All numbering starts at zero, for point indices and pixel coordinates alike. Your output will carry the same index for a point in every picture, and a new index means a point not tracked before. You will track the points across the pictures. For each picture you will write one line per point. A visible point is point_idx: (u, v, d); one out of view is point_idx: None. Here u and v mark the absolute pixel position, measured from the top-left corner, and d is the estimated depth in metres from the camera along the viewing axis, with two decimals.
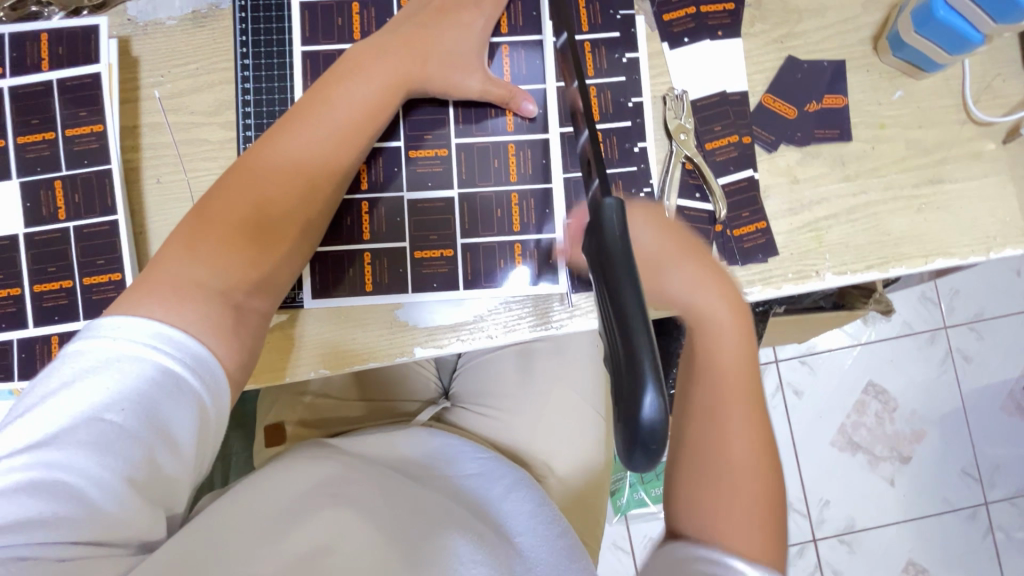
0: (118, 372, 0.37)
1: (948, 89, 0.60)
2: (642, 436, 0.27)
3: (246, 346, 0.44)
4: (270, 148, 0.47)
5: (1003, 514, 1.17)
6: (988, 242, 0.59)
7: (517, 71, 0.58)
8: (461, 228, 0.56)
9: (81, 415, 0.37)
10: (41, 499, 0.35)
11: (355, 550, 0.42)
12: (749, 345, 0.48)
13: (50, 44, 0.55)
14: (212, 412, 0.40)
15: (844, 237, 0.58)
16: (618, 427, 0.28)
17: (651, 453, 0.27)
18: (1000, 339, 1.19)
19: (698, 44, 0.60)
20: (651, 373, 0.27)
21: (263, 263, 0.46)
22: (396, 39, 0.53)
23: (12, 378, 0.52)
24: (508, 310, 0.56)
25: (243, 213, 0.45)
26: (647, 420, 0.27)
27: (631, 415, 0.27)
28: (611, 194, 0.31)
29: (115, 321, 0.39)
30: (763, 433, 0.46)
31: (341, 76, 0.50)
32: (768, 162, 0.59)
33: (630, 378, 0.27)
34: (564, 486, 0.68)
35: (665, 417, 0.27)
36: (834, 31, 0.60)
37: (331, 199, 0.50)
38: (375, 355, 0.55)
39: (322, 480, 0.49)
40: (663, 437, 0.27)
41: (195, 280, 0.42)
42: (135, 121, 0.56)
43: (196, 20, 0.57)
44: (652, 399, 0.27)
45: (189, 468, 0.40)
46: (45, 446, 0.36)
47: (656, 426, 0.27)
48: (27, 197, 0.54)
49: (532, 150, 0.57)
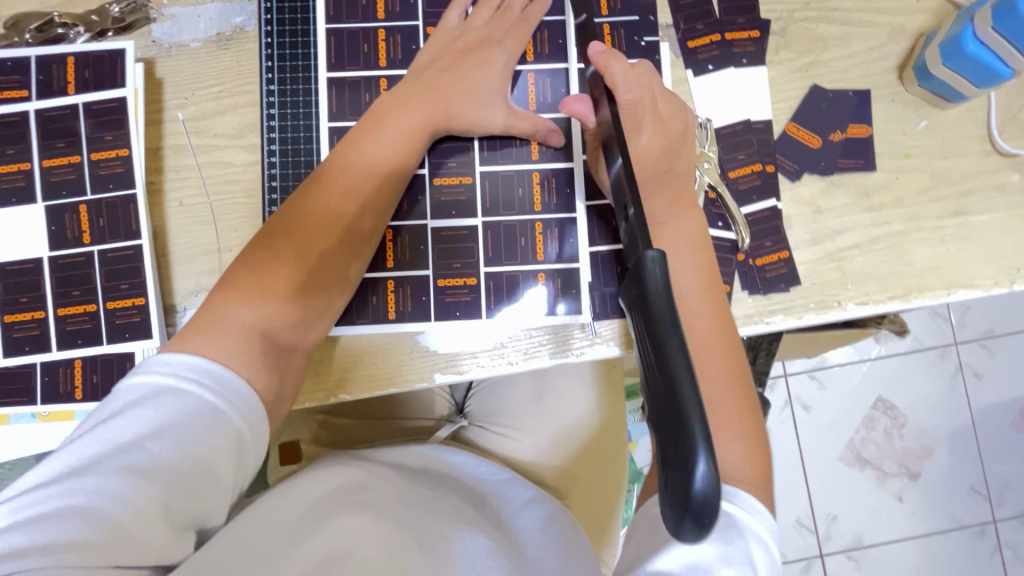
0: (164, 404, 0.38)
1: (973, 120, 0.60)
2: (693, 502, 0.29)
3: (286, 386, 0.44)
4: (310, 190, 0.49)
5: (1011, 532, 1.16)
6: (1012, 274, 0.58)
7: (542, 98, 0.58)
8: (484, 256, 0.56)
9: (123, 441, 0.37)
10: (74, 523, 0.34)
11: (372, 551, 0.45)
12: (695, 225, 0.50)
13: (76, 67, 0.55)
14: (249, 440, 0.40)
15: (866, 267, 0.58)
16: (670, 493, 0.30)
17: (703, 522, 0.29)
18: (1012, 357, 1.19)
19: (723, 71, 0.60)
20: (703, 437, 0.29)
21: (305, 305, 0.47)
22: (424, 81, 0.54)
23: (36, 401, 0.52)
24: (529, 336, 0.56)
25: (283, 252, 0.46)
26: (698, 488, 0.28)
27: (682, 479, 0.29)
28: (654, 248, 0.34)
29: (166, 355, 0.40)
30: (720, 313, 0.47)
31: (377, 118, 0.52)
32: (791, 191, 0.59)
33: (681, 443, 0.29)
34: (558, 467, 0.69)
35: (716, 486, 0.28)
36: (860, 60, 0.60)
37: (365, 232, 0.51)
38: (395, 381, 0.55)
39: (339, 488, 0.51)
40: (714, 506, 0.28)
41: (238, 321, 0.43)
42: (159, 143, 0.56)
43: (220, 42, 0.57)
44: (702, 467, 0.28)
45: (223, 497, 0.39)
46: (84, 471, 0.35)
47: (707, 493, 0.28)
48: (53, 221, 0.54)
49: (556, 179, 0.57)
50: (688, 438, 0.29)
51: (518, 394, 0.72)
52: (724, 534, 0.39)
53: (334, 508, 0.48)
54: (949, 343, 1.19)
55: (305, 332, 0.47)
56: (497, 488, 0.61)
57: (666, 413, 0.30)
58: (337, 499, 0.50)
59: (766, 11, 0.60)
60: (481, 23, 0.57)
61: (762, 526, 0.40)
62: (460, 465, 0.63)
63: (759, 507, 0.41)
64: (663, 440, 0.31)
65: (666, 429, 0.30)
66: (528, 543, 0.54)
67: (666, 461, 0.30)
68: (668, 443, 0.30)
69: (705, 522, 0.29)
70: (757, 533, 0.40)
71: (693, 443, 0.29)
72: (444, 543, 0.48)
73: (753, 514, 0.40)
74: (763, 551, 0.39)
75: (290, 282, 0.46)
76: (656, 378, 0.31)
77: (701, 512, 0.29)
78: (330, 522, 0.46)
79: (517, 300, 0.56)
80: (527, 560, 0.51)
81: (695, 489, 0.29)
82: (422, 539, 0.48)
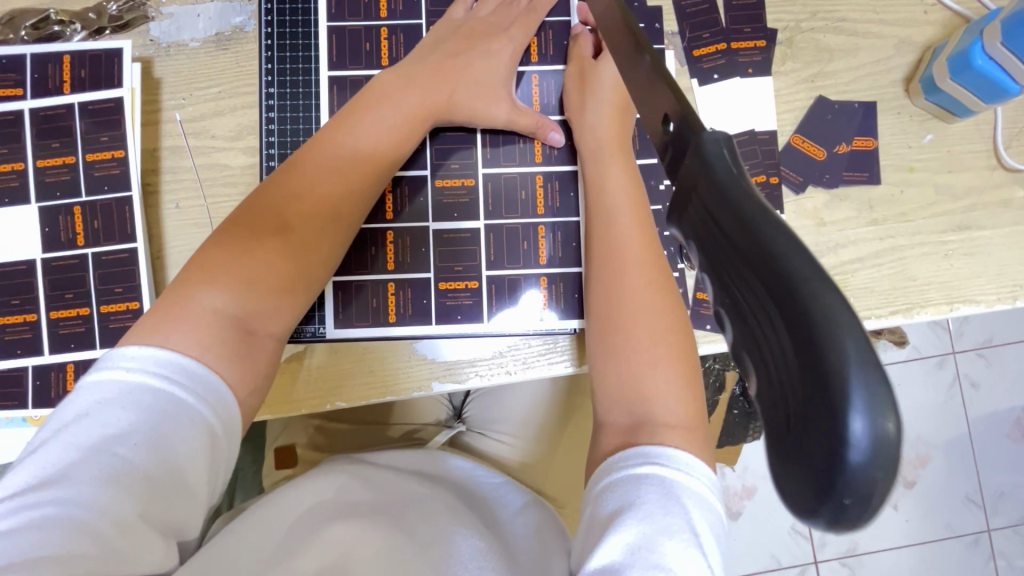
0: (131, 403, 0.37)
1: (979, 134, 0.59)
2: (848, 475, 0.14)
3: (258, 377, 0.44)
4: (288, 174, 0.48)
5: (1004, 540, 1.16)
6: (1014, 290, 0.58)
7: (546, 100, 0.58)
8: (487, 259, 0.56)
9: (89, 445, 0.36)
10: (49, 536, 0.32)
11: (368, 554, 0.45)
12: (638, 196, 0.50)
13: (72, 66, 0.54)
14: (223, 438, 0.40)
15: (869, 281, 0.58)
16: (784, 468, 0.15)
17: (865, 504, 0.15)
18: (1009, 366, 1.19)
19: (729, 80, 0.59)
20: (865, 373, 0.14)
21: (277, 286, 0.45)
22: (425, 68, 0.53)
23: (27, 406, 0.52)
24: (528, 345, 0.55)
25: (254, 232, 0.45)
26: (857, 458, 0.14)
27: (830, 433, 0.14)
28: (677, 109, 0.24)
29: (130, 351, 0.39)
30: (666, 284, 0.46)
31: (365, 104, 0.51)
32: (795, 204, 0.59)
33: (815, 367, 0.15)
34: (557, 479, 0.69)
35: (888, 450, 0.14)
36: (866, 71, 0.60)
37: (348, 221, 0.50)
38: (391, 389, 0.54)
39: (317, 503, 0.51)
40: (885, 481, 0.14)
41: (206, 304, 0.42)
42: (156, 144, 0.55)
43: (219, 42, 0.56)
44: (865, 422, 0.14)
45: (200, 497, 0.39)
46: (52, 482, 0.34)
47: (874, 462, 0.14)
48: (47, 222, 0.53)
49: (561, 182, 0.57)
50: (839, 360, 0.14)
51: (506, 390, 0.72)
52: (663, 503, 0.36)
53: (329, 517, 0.49)
54: (948, 352, 1.18)
55: (280, 319, 0.46)
56: (493, 491, 0.61)
57: (769, 300, 0.16)
58: (319, 512, 0.50)
59: (773, 20, 0.60)
60: (487, 13, 0.57)
61: (705, 486, 0.37)
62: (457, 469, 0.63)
63: (699, 466, 0.38)
64: (764, 356, 0.16)
65: (775, 342, 0.16)
66: (517, 537, 0.55)
67: (780, 402, 0.16)
68: (797, 372, 0.15)
69: (858, 508, 0.15)
70: (697, 492, 0.37)
71: (848, 369, 0.14)
72: (438, 543, 0.48)
73: (689, 473, 0.37)
74: (702, 508, 0.36)
75: (262, 263, 0.45)
76: (722, 239, 0.18)
77: (858, 487, 0.14)
78: (322, 530, 0.47)
79: (517, 303, 0.55)
80: (516, 553, 0.52)
81: (853, 454, 0.14)
82: (416, 539, 0.48)
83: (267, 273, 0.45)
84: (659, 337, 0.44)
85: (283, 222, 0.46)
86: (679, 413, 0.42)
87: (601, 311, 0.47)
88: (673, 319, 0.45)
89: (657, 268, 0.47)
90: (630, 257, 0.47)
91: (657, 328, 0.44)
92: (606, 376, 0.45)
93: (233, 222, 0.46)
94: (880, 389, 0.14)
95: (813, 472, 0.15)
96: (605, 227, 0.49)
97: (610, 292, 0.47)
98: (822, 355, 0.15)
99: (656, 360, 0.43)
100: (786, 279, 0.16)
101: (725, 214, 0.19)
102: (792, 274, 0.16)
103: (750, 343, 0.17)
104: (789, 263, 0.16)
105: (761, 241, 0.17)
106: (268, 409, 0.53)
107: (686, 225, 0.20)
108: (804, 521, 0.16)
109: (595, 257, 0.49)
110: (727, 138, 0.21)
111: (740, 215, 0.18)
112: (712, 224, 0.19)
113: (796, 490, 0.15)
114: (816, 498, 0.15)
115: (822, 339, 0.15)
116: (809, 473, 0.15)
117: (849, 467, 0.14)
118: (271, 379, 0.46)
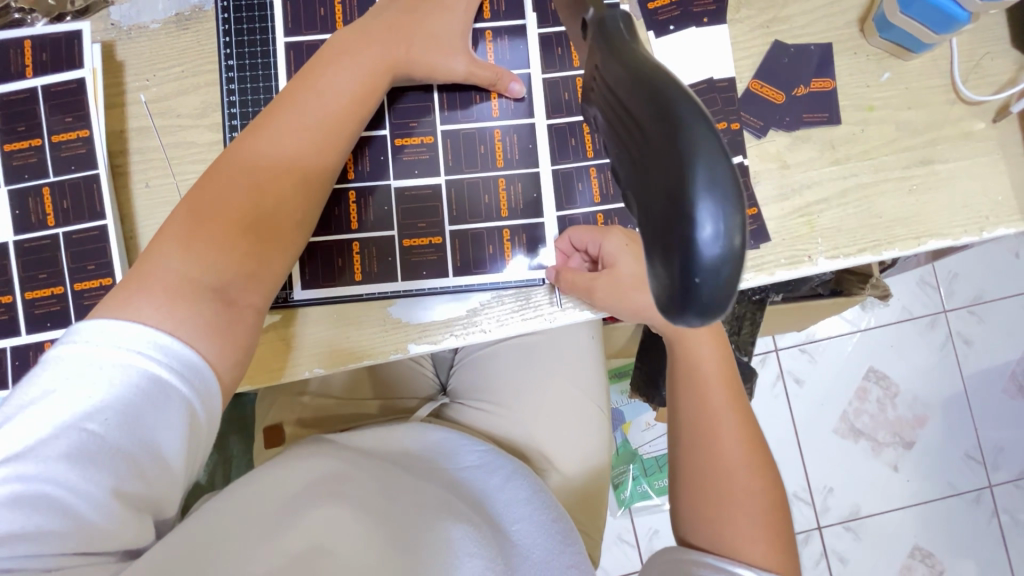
0: (100, 380, 0.37)
1: (936, 70, 0.60)
2: (700, 264, 0.20)
3: (239, 348, 0.44)
4: (252, 136, 0.48)
5: (1007, 496, 1.16)
6: (981, 222, 0.58)
7: (501, 56, 0.58)
8: (449, 215, 0.56)
9: (60, 423, 0.36)
10: (24, 512, 0.35)
11: (349, 550, 0.44)
12: (721, 349, 0.56)
13: (34, 51, 0.55)
14: (202, 416, 0.40)
15: (836, 220, 0.58)
16: (663, 274, 0.21)
17: (712, 289, 0.20)
18: (1001, 322, 1.19)
19: (685, 31, 0.59)
20: (712, 186, 0.20)
21: (251, 254, 0.46)
22: (380, 23, 0.53)
23: (5, 386, 0.52)
24: (500, 303, 0.56)
25: (227, 196, 0.46)
26: (707, 254, 0.20)
27: (688, 235, 0.20)
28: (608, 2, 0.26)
29: (98, 327, 0.38)
30: (747, 428, 0.54)
31: (322, 65, 0.51)
32: (757, 148, 0.59)
33: (674, 189, 0.20)
34: (564, 480, 0.69)
35: (731, 248, 0.20)
36: (820, 14, 0.60)
37: (321, 188, 0.50)
38: (369, 353, 0.55)
39: (314, 481, 0.50)
40: (730, 271, 0.20)
41: (179, 274, 0.42)
42: (123, 125, 0.56)
43: (179, 22, 0.57)
44: (713, 229, 0.20)
45: (178, 475, 0.40)
46: (25, 460, 0.36)
47: (721, 261, 0.20)
48: (17, 205, 0.54)
49: (518, 135, 0.57)
50: (693, 182, 0.20)
51: (489, 357, 0.73)
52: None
53: (317, 500, 0.48)
54: (938, 311, 1.19)
55: (262, 287, 0.46)
56: (481, 464, 0.61)
57: (649, 151, 0.21)
58: (311, 491, 0.49)
59: None
60: None
61: None
62: (450, 444, 0.62)
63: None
64: (645, 194, 0.22)
65: (656, 179, 0.21)
66: (511, 520, 0.55)
67: (652, 219, 0.21)
68: (665, 196, 0.21)
69: (708, 289, 0.20)
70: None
71: (699, 187, 0.20)
72: (429, 533, 0.47)
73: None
74: None
75: (233, 228, 0.45)
76: (623, 114, 0.23)
77: (706, 273, 0.20)
78: (308, 514, 0.46)
79: (480, 260, 0.56)
80: (510, 541, 0.52)
81: (704, 249, 0.20)
82: (407, 531, 0.47)
83: (248, 240, 0.46)
84: (742, 483, 0.51)
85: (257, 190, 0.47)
86: (761, 556, 0.49)
87: (685, 448, 0.54)
88: (750, 455, 0.52)
89: (740, 414, 0.54)
90: (711, 396, 0.54)
91: (743, 472, 0.52)
92: (694, 528, 0.52)
93: (202, 190, 0.46)
94: (723, 199, 0.20)
95: (674, 268, 0.20)
96: (686, 367, 0.55)
97: (695, 434, 0.53)
98: (683, 177, 0.20)
99: (739, 507, 0.51)
100: (667, 129, 0.21)
101: (628, 92, 0.23)
102: (675, 122, 0.21)
103: (636, 190, 0.22)
104: (673, 114, 0.21)
105: (655, 107, 0.22)
106: (249, 379, 0.54)
107: (601, 110, 0.25)
108: (677, 318, 0.22)
109: (685, 405, 0.55)
110: (631, 29, 0.25)
111: (639, 89, 0.22)
112: (619, 104, 0.23)
113: (668, 288, 0.21)
114: (680, 291, 0.21)
115: (685, 167, 0.20)
116: (676, 270, 0.20)
117: (702, 261, 0.20)
118: (254, 350, 0.46)
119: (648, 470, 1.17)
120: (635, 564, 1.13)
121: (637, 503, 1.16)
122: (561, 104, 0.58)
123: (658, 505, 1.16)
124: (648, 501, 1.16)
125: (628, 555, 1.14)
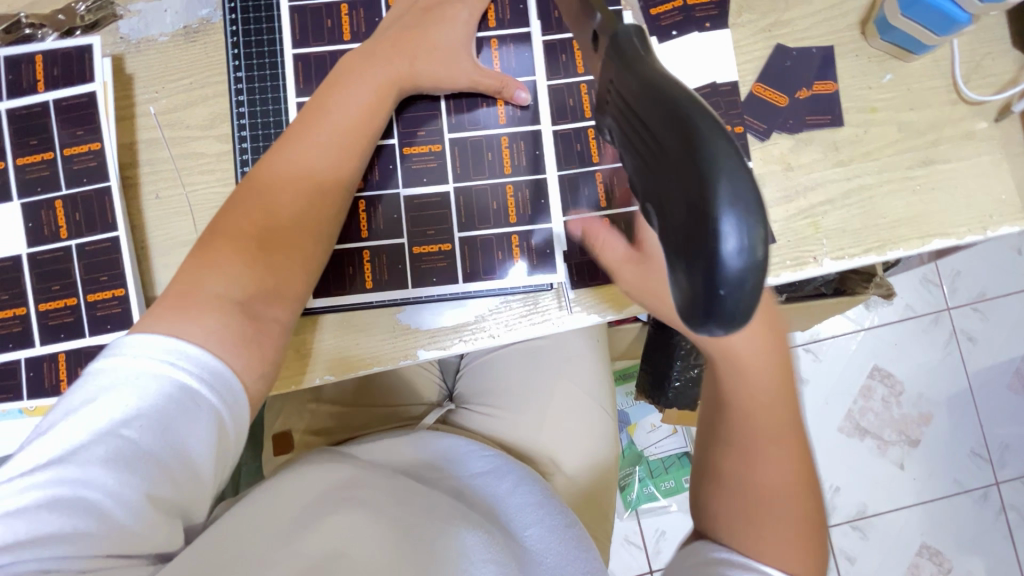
0: (137, 389, 0.38)
1: (937, 71, 0.60)
2: (723, 274, 0.21)
3: (265, 359, 0.44)
4: (272, 153, 0.49)
5: (1014, 493, 1.16)
6: (985, 221, 0.59)
7: (507, 65, 0.59)
8: (458, 222, 0.57)
9: (101, 430, 0.37)
10: (60, 515, 0.35)
11: (368, 555, 0.44)
12: None
13: (45, 65, 0.55)
14: (231, 427, 0.41)
15: (840, 221, 0.58)
16: (686, 285, 0.22)
17: (737, 297, 0.21)
18: (1005, 318, 1.19)
19: (687, 36, 0.60)
20: (733, 200, 0.20)
21: (274, 267, 0.46)
22: (390, 39, 0.54)
23: (22, 397, 0.53)
24: (508, 308, 0.56)
25: (246, 212, 0.46)
26: (730, 265, 0.20)
27: (710, 249, 0.21)
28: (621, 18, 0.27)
29: (137, 339, 0.39)
30: None
31: (337, 82, 0.52)
32: (761, 151, 0.60)
33: (694, 202, 0.21)
34: (571, 483, 0.69)
35: (753, 256, 0.21)
36: (821, 18, 0.61)
37: (340, 200, 0.51)
38: (379, 360, 0.55)
39: (334, 485, 0.51)
40: (753, 278, 0.21)
41: (209, 288, 0.43)
42: (133, 137, 0.56)
43: (188, 35, 0.57)
44: (735, 241, 0.20)
45: (208, 483, 0.41)
46: (66, 464, 0.36)
47: (744, 271, 0.21)
48: (30, 218, 0.54)
49: (524, 142, 0.58)
50: (714, 198, 0.20)
51: (497, 363, 0.73)
52: None
53: (336, 505, 0.48)
54: (942, 309, 1.19)
55: (285, 300, 0.47)
56: (492, 469, 0.61)
57: (668, 164, 0.22)
58: (332, 496, 0.49)
59: None
60: None
61: None
62: (463, 451, 0.63)
63: None
64: (666, 205, 0.22)
65: (676, 194, 0.22)
66: (523, 524, 0.56)
67: (674, 232, 0.22)
68: (687, 211, 0.21)
69: (734, 298, 0.21)
70: None
71: (720, 201, 0.20)
72: (443, 538, 0.48)
73: None
74: None
75: (253, 242, 0.46)
76: (639, 127, 0.24)
77: (730, 285, 0.21)
78: (329, 518, 0.46)
79: (489, 266, 0.56)
80: (523, 547, 0.53)
81: (727, 261, 0.20)
82: (422, 535, 0.47)
83: (268, 253, 0.46)
84: None
85: (274, 205, 0.47)
86: None
87: None
88: None
89: None
90: None
91: None
92: None
93: (224, 207, 0.47)
94: (746, 211, 0.20)
95: (697, 278, 0.21)
96: None
97: None
98: (704, 192, 0.21)
99: None
100: (686, 143, 0.21)
101: (645, 109, 0.23)
102: (693, 139, 0.21)
103: (655, 200, 0.23)
104: (692, 130, 0.21)
105: (673, 123, 0.22)
106: None
107: (616, 121, 0.26)
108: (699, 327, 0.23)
109: None
110: (642, 43, 0.26)
111: (655, 106, 0.23)
112: (636, 122, 0.24)
113: (692, 298, 0.22)
114: (704, 301, 0.21)
115: (706, 182, 0.21)
116: (699, 282, 0.21)
117: (725, 273, 0.21)
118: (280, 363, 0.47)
119: (654, 471, 1.17)
120: (641, 566, 1.13)
121: (644, 504, 1.16)
122: (566, 110, 0.58)
123: (665, 506, 1.16)
124: (655, 503, 1.16)
125: (634, 556, 1.14)
